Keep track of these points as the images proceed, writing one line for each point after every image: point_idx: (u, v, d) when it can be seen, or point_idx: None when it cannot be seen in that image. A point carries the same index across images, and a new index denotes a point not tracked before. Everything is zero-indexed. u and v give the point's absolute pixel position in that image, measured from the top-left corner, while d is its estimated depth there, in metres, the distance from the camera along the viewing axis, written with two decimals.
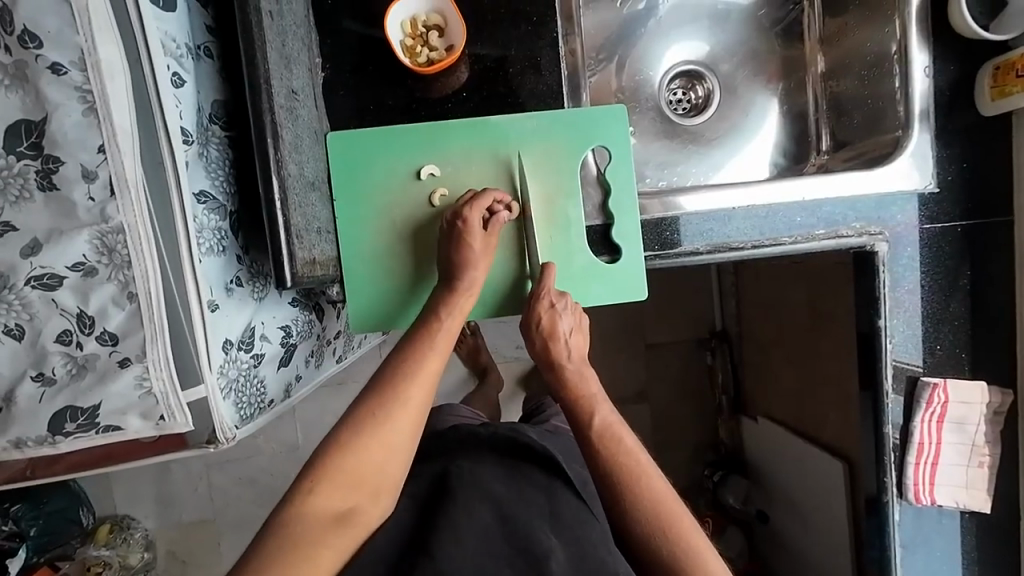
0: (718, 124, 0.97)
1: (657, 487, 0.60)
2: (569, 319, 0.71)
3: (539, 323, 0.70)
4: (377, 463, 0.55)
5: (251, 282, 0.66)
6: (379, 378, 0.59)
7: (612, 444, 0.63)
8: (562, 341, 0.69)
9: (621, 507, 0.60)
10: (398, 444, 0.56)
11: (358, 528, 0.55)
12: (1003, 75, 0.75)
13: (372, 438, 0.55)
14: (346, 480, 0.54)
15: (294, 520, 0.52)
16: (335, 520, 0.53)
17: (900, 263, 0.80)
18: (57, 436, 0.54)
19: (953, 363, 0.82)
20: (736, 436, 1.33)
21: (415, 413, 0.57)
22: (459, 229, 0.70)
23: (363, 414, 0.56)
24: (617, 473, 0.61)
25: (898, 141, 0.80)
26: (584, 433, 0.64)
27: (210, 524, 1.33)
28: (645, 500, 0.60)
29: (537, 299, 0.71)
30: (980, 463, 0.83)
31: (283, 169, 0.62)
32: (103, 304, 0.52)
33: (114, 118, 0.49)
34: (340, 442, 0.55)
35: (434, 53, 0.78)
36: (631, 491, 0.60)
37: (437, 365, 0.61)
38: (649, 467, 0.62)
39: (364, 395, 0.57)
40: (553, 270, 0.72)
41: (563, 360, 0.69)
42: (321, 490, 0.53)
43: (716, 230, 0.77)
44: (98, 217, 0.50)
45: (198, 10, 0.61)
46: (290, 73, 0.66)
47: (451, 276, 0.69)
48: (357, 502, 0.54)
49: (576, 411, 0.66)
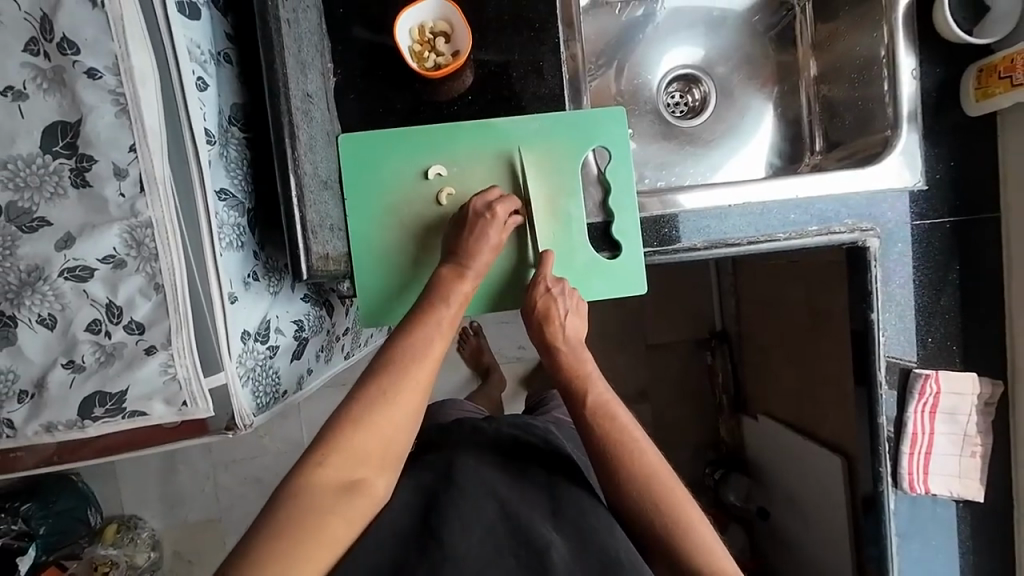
0: (714, 127, 1.00)
1: (648, 460, 0.63)
2: (567, 304, 0.72)
3: (536, 307, 0.71)
4: (384, 437, 0.57)
5: (267, 276, 0.69)
6: (385, 355, 0.61)
7: (607, 422, 0.65)
8: (558, 324, 0.71)
9: (616, 482, 0.63)
10: (405, 420, 0.59)
11: (366, 499, 0.57)
12: (987, 77, 0.78)
13: (380, 413, 0.57)
14: (355, 453, 0.56)
15: (304, 490, 0.54)
16: (344, 489, 0.56)
17: (891, 258, 0.82)
18: (86, 420, 0.57)
19: (944, 355, 0.85)
20: (736, 434, 1.35)
21: (421, 390, 0.60)
22: (488, 219, 0.73)
23: (371, 390, 0.58)
24: (612, 450, 0.63)
25: (887, 141, 0.83)
26: (580, 412, 0.67)
27: (216, 524, 1.35)
28: (639, 475, 0.62)
29: (535, 284, 0.73)
30: (972, 453, 0.85)
31: (300, 168, 0.65)
32: (131, 295, 0.55)
33: (144, 119, 0.52)
34: (350, 417, 0.57)
35: (441, 58, 0.81)
36: (624, 464, 0.63)
37: (442, 345, 0.63)
38: (644, 444, 0.64)
39: (371, 371, 0.60)
40: (550, 257, 0.75)
41: (560, 342, 0.71)
42: (331, 462, 0.55)
43: (713, 227, 0.80)
44: (128, 213, 0.54)
45: (219, 19, 0.64)
46: (305, 78, 0.70)
47: (459, 262, 0.71)
48: (365, 474, 0.57)
49: (573, 392, 0.68)
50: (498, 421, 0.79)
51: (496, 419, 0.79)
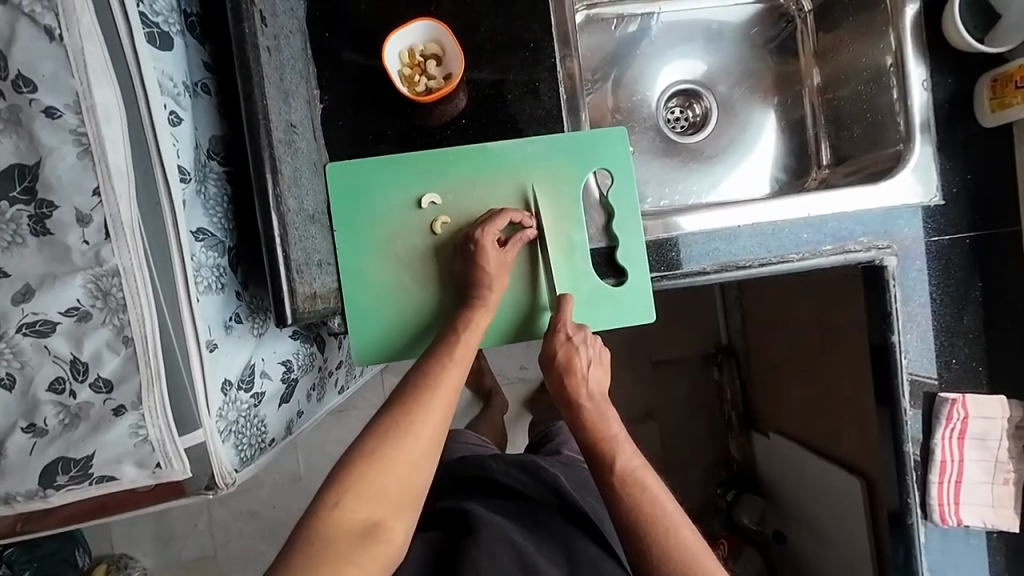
0: (716, 141, 0.97)
1: (686, 540, 0.59)
2: (589, 351, 0.67)
3: (556, 356, 0.67)
4: (400, 476, 0.54)
5: (251, 318, 0.64)
6: (401, 388, 0.59)
7: (640, 493, 0.61)
8: (582, 374, 0.66)
9: (651, 563, 0.59)
10: (419, 455, 0.55)
11: (384, 548, 0.53)
12: (1002, 87, 0.74)
13: (396, 449, 0.54)
14: (370, 494, 0.53)
15: (318, 535, 0.50)
16: (360, 537, 0.52)
17: (910, 277, 0.77)
18: (48, 489, 0.52)
19: (970, 376, 0.79)
20: (748, 453, 1.29)
21: (437, 423, 0.57)
22: (471, 248, 0.70)
23: (386, 424, 0.55)
24: (645, 525, 0.60)
25: (900, 154, 0.79)
26: (608, 478, 0.62)
27: (212, 562, 1.28)
28: (678, 557, 0.58)
29: (554, 331, 0.68)
30: (1005, 480, 0.77)
31: (283, 205, 0.60)
32: (97, 350, 0.50)
33: (109, 159, 0.48)
34: (363, 455, 0.54)
35: (432, 81, 0.77)
36: (661, 543, 0.59)
37: (458, 373, 0.61)
38: (679, 519, 0.60)
39: (389, 405, 0.57)
40: (570, 299, 0.70)
41: (585, 396, 0.66)
42: (346, 503, 0.52)
43: (722, 249, 0.76)
44: (92, 261, 0.49)
45: (196, 48, 0.60)
46: (289, 107, 0.66)
47: (468, 293, 0.70)
48: (382, 516, 0.53)
49: (600, 452, 0.64)
50: (504, 459, 0.78)
51: (502, 459, 0.77)
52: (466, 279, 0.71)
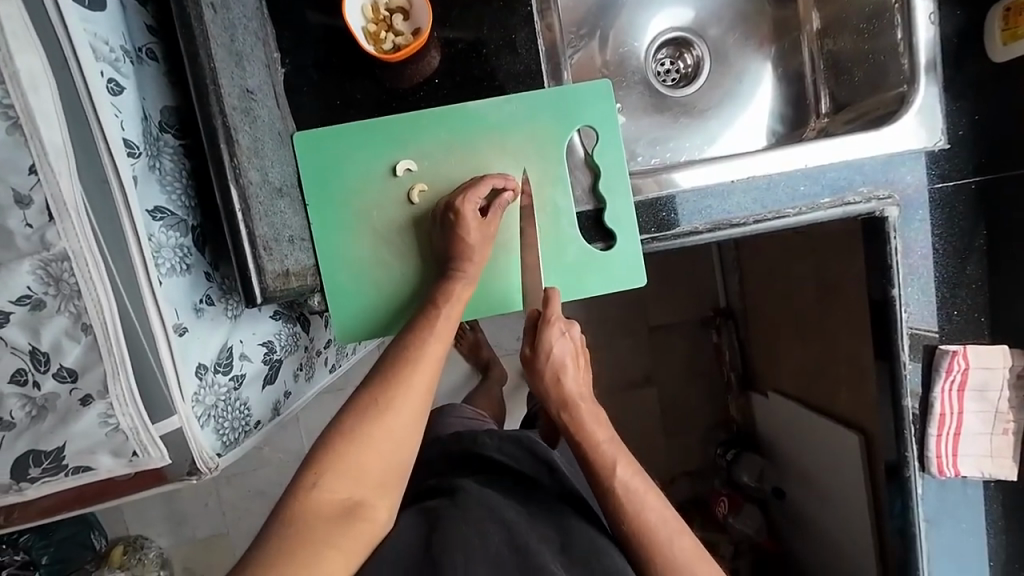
0: (710, 93, 0.91)
1: (660, 522, 0.61)
2: (577, 349, 0.65)
3: (549, 355, 0.63)
4: (381, 455, 0.53)
5: (224, 299, 0.62)
6: (382, 363, 0.57)
7: (619, 482, 0.61)
8: (572, 374, 0.64)
9: (629, 537, 0.61)
10: (402, 432, 0.54)
11: (366, 527, 0.52)
12: (1014, 16, 0.68)
13: (377, 425, 0.53)
14: (351, 472, 0.52)
15: (298, 515, 0.49)
16: (340, 517, 0.51)
17: (911, 228, 0.74)
18: (23, 481, 0.51)
19: (972, 327, 0.76)
20: (748, 413, 1.28)
21: (419, 399, 0.55)
22: (450, 219, 0.67)
23: (367, 400, 0.54)
24: (623, 510, 0.61)
25: (903, 97, 0.74)
26: (591, 457, 0.63)
27: (224, 539, 1.29)
28: (654, 537, 0.60)
29: (544, 326, 0.63)
30: (1004, 430, 0.76)
31: (242, 178, 0.57)
32: (57, 339, 0.48)
33: (43, 135, 0.45)
34: (343, 433, 0.52)
35: (400, 38, 0.71)
36: (639, 524, 0.61)
37: (439, 347, 0.59)
38: (656, 501, 0.62)
39: (369, 382, 0.55)
40: (556, 293, 0.64)
41: (578, 397, 0.64)
42: (326, 483, 0.51)
43: (715, 207, 0.71)
44: (38, 246, 0.46)
45: (136, 9, 0.55)
46: (244, 71, 0.61)
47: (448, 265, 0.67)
48: (364, 495, 0.52)
49: (585, 434, 0.63)
50: (500, 434, 0.75)
51: (497, 434, 0.74)
52: (445, 251, 0.68)
